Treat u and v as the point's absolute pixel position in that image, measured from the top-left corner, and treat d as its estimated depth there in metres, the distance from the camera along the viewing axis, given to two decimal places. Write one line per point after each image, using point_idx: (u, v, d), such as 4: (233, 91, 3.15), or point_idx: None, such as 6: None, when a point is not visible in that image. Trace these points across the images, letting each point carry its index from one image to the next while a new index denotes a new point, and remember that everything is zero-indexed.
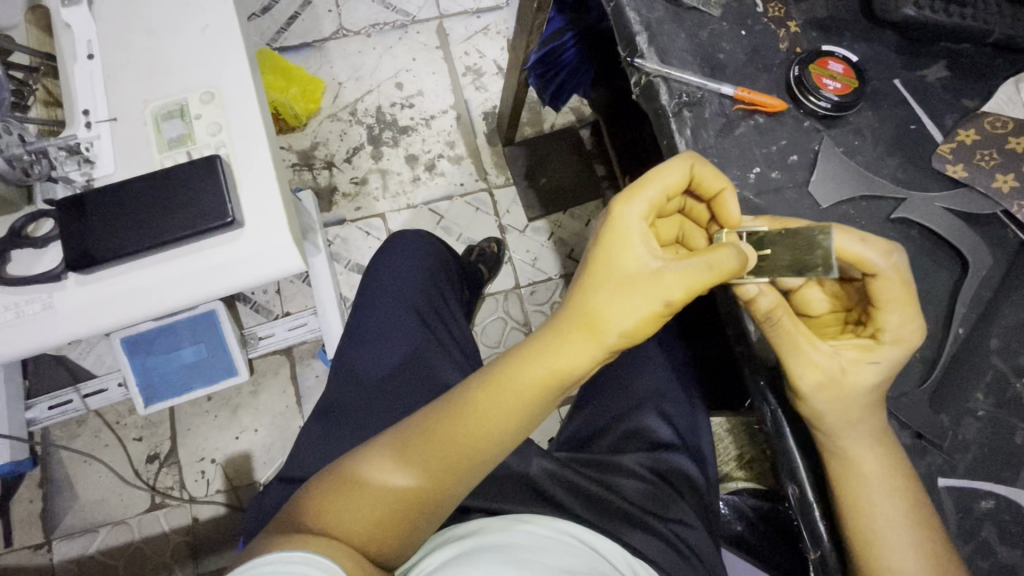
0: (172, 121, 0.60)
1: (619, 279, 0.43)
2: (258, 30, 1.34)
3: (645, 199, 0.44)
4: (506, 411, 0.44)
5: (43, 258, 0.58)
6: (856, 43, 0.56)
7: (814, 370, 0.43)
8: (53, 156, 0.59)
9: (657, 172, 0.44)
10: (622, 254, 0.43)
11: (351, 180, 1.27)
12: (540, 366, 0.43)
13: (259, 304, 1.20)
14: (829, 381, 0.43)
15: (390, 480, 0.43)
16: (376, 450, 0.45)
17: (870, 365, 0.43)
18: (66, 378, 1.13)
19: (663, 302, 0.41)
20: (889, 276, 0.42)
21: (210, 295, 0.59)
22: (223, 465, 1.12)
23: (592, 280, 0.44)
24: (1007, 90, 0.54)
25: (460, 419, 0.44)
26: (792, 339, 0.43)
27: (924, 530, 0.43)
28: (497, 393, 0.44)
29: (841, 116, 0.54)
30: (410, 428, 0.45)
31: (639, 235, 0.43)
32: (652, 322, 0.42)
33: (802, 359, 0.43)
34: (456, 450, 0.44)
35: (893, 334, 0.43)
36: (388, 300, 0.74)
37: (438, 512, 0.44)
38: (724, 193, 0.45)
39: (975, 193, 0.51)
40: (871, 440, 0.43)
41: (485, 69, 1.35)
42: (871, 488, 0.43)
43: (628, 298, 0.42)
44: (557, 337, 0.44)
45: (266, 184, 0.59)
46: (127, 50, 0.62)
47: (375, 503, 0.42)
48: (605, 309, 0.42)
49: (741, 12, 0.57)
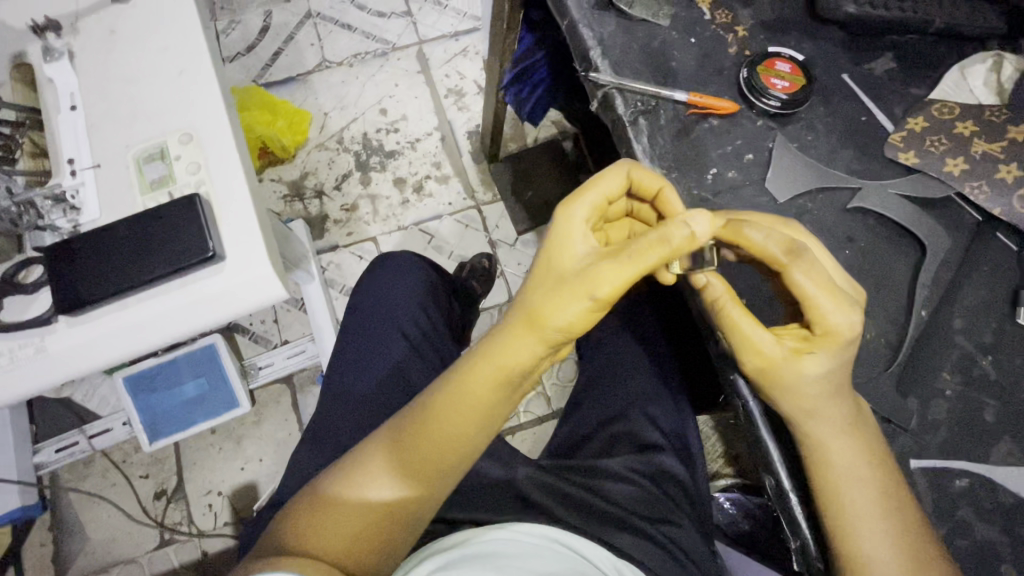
0: (153, 164, 0.63)
1: (560, 277, 0.45)
2: (243, 68, 1.38)
3: (585, 202, 0.46)
4: (467, 413, 0.47)
5: (33, 303, 0.60)
6: (804, 42, 0.58)
7: (758, 357, 0.44)
8: (41, 206, 0.62)
9: (597, 178, 0.48)
10: (562, 254, 0.46)
11: (342, 207, 1.29)
12: (490, 365, 0.46)
13: (257, 334, 1.22)
14: (767, 367, 0.44)
15: (365, 495, 0.46)
16: (349, 468, 0.48)
17: (807, 355, 0.43)
18: (71, 421, 1.14)
19: (596, 296, 0.42)
20: (799, 267, 0.42)
21: (194, 328, 0.60)
22: (230, 497, 1.13)
23: (535, 283, 0.46)
24: (954, 76, 0.56)
25: (425, 426, 0.47)
26: (732, 329, 0.44)
27: (902, 514, 0.43)
28: (454, 399, 0.47)
29: (794, 113, 0.56)
30: (380, 440, 0.49)
31: (576, 238, 0.46)
32: (589, 318, 0.44)
33: (745, 347, 0.44)
34: (423, 458, 0.47)
35: (824, 326, 0.42)
36: (380, 324, 0.77)
37: (416, 519, 0.48)
38: (663, 190, 0.48)
39: (927, 179, 0.53)
40: (840, 426, 0.44)
41: (465, 90, 1.38)
42: (841, 473, 0.44)
43: (561, 295, 0.43)
44: (501, 340, 0.46)
45: (245, 219, 0.61)
46: (108, 99, 0.65)
47: (353, 519, 0.45)
48: (543, 307, 0.44)
49: (690, 20, 0.59)
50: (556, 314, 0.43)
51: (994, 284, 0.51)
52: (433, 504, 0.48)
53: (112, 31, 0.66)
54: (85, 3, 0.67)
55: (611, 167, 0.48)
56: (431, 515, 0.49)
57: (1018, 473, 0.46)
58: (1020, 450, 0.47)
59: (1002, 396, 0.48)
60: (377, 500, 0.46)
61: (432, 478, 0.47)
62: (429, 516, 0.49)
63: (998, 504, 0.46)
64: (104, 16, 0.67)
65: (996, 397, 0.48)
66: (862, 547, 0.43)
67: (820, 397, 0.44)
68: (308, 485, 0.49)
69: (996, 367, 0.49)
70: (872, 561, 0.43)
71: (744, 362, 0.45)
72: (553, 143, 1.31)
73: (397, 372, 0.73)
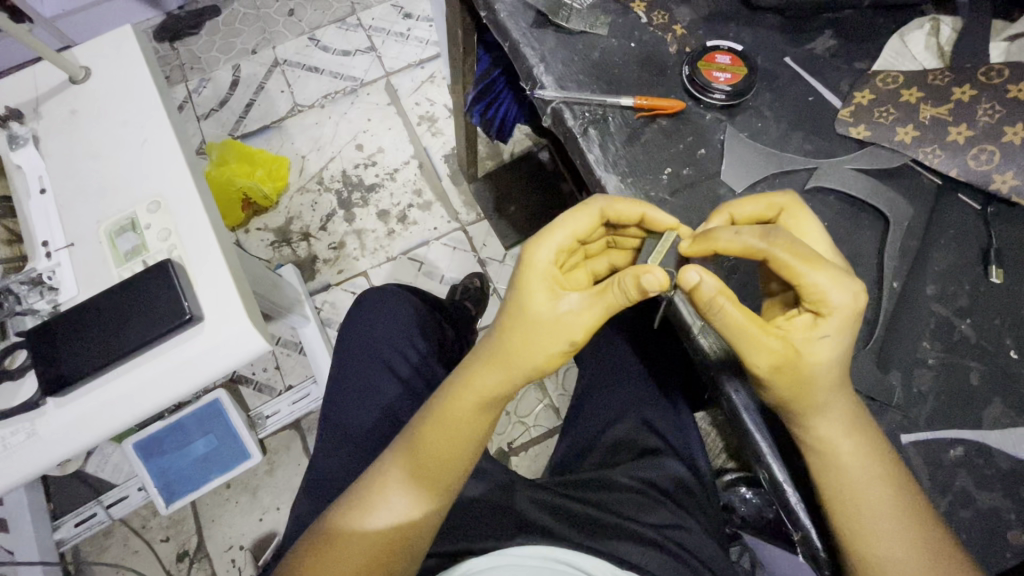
0: (125, 235, 0.63)
1: (533, 323, 0.46)
2: (218, 123, 1.40)
3: (552, 241, 0.47)
4: (459, 446, 0.51)
5: (21, 387, 0.60)
6: (742, 32, 0.60)
7: (842, 284, 0.41)
8: (18, 291, 0.63)
9: (566, 218, 0.47)
10: (532, 297, 0.46)
11: (329, 246, 1.30)
12: (471, 398, 0.50)
13: (261, 383, 1.22)
14: (785, 362, 0.41)
15: (367, 526, 0.50)
16: (349, 502, 0.52)
17: (822, 338, 0.41)
18: (86, 493, 1.14)
19: (570, 340, 0.46)
20: (777, 252, 0.41)
21: (183, 393, 0.60)
22: (252, 550, 1.12)
23: (510, 322, 0.47)
24: (893, 47, 0.57)
25: (420, 457, 0.51)
26: (741, 332, 0.41)
27: (905, 498, 0.43)
28: (442, 432, 0.51)
29: (740, 102, 0.56)
30: (379, 468, 0.53)
31: (546, 278, 0.47)
32: (565, 355, 0.48)
33: (815, 272, 0.41)
34: (417, 488, 0.51)
35: (832, 304, 0.41)
36: (368, 359, 0.78)
37: (420, 545, 0.52)
38: (646, 215, 0.48)
39: (881, 150, 0.54)
40: (850, 424, 0.44)
41: (437, 115, 1.40)
42: (852, 473, 0.43)
43: (537, 340, 0.46)
44: (481, 376, 0.49)
45: (223, 287, 0.61)
46: (74, 178, 0.66)
47: (353, 551, 0.49)
48: (526, 356, 0.47)
49: (628, 24, 0.59)
50: (535, 358, 0.47)
51: (961, 248, 0.52)
52: (428, 530, 0.52)
53: (74, 110, 0.68)
54: (44, 89, 0.68)
55: (584, 207, 0.48)
56: (428, 541, 0.53)
57: (1013, 434, 0.46)
58: (1011, 409, 0.47)
59: (985, 357, 0.48)
60: (373, 528, 0.50)
61: (427, 503, 0.51)
62: (427, 543, 0.53)
63: (997, 470, 0.46)
64: (65, 97, 0.68)
65: (979, 359, 0.48)
66: (873, 538, 0.43)
67: (827, 392, 0.43)
68: (318, 519, 0.53)
69: (975, 329, 0.49)
70: (881, 552, 0.43)
71: (821, 300, 0.41)
72: (530, 155, 1.32)
73: (393, 407, 0.74)
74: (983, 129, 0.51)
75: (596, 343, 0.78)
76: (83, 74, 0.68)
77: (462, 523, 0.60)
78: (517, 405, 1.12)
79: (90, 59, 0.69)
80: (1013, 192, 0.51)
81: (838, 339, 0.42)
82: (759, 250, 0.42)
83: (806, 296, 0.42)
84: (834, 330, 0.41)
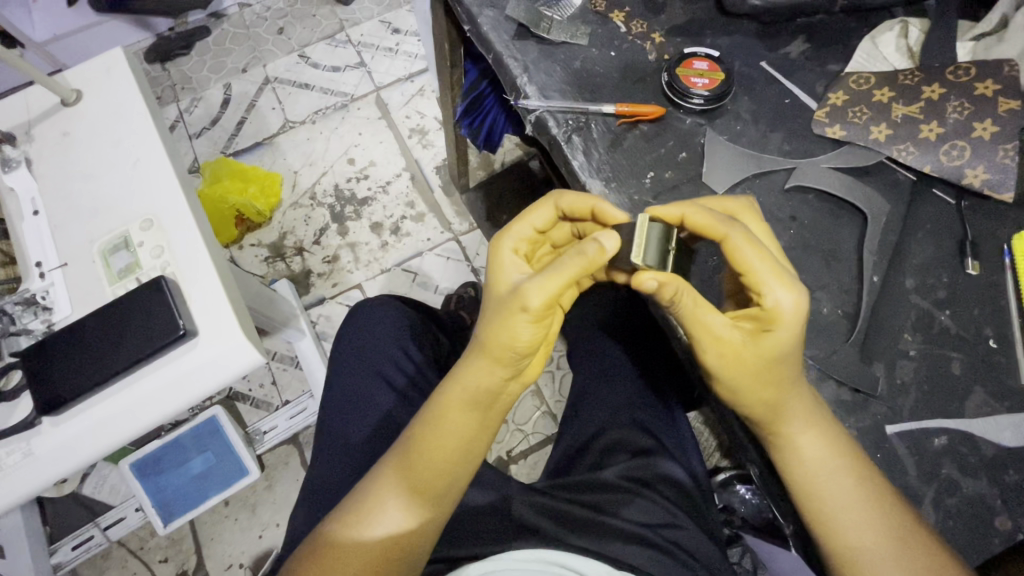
0: (119, 253, 0.64)
1: (499, 300, 0.48)
2: (211, 141, 1.42)
3: (511, 235, 0.52)
4: (445, 445, 0.52)
5: (16, 410, 0.60)
6: (718, 38, 0.61)
7: (790, 285, 0.43)
8: (12, 312, 0.63)
9: (525, 213, 0.53)
10: (498, 284, 0.50)
11: (323, 260, 1.31)
12: (459, 393, 0.51)
13: (258, 399, 1.22)
14: (732, 356, 0.44)
15: (363, 537, 0.50)
16: (346, 512, 0.52)
17: (765, 335, 0.43)
18: (84, 516, 1.13)
19: (532, 312, 0.45)
20: (738, 235, 0.44)
21: (179, 408, 0.61)
22: (251, 568, 1.11)
23: (487, 311, 0.50)
24: (865, 49, 0.59)
25: (409, 455, 0.52)
26: (693, 316, 0.44)
27: (870, 486, 0.44)
28: (431, 431, 0.52)
29: (719, 106, 0.58)
30: (373, 480, 0.53)
31: (513, 264, 0.50)
32: (532, 328, 0.46)
33: (763, 269, 0.43)
34: (408, 494, 0.51)
35: (773, 301, 0.43)
36: (362, 370, 0.79)
37: (417, 554, 0.52)
38: (596, 207, 0.51)
39: (857, 148, 0.55)
40: (805, 417, 0.45)
41: (428, 127, 1.42)
42: (826, 461, 0.45)
43: (504, 316, 0.47)
44: (466, 366, 0.51)
45: (215, 298, 0.62)
46: (67, 198, 0.67)
47: (349, 559, 0.49)
48: (494, 331, 0.47)
49: (607, 34, 0.61)
50: (506, 337, 0.47)
51: (938, 241, 0.53)
52: (423, 540, 0.52)
53: (66, 132, 0.69)
54: (36, 110, 0.69)
55: (541, 201, 0.53)
56: (428, 550, 0.53)
57: (995, 422, 0.47)
58: (993, 397, 0.48)
59: (965, 347, 0.50)
60: (372, 538, 0.50)
61: (419, 509, 0.51)
62: (425, 552, 0.52)
63: (981, 457, 0.47)
64: (57, 119, 0.69)
65: (960, 350, 0.49)
66: (838, 532, 0.45)
67: (767, 398, 0.45)
68: (315, 530, 0.53)
69: (955, 321, 0.50)
70: (847, 541, 0.44)
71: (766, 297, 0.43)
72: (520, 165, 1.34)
73: (391, 417, 0.74)
74: (953, 126, 0.53)
75: (588, 347, 0.80)
76: (75, 97, 0.69)
77: (457, 529, 0.60)
78: (515, 414, 1.12)
79: (82, 82, 0.70)
80: (985, 186, 0.52)
81: (782, 337, 0.43)
82: (722, 230, 0.44)
83: (754, 290, 0.44)
84: (778, 327, 0.43)
